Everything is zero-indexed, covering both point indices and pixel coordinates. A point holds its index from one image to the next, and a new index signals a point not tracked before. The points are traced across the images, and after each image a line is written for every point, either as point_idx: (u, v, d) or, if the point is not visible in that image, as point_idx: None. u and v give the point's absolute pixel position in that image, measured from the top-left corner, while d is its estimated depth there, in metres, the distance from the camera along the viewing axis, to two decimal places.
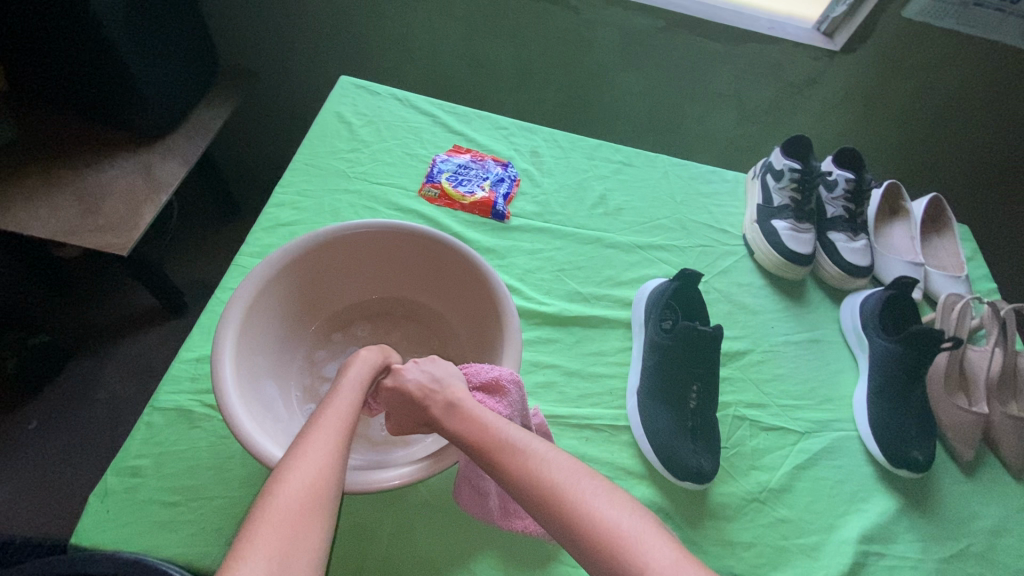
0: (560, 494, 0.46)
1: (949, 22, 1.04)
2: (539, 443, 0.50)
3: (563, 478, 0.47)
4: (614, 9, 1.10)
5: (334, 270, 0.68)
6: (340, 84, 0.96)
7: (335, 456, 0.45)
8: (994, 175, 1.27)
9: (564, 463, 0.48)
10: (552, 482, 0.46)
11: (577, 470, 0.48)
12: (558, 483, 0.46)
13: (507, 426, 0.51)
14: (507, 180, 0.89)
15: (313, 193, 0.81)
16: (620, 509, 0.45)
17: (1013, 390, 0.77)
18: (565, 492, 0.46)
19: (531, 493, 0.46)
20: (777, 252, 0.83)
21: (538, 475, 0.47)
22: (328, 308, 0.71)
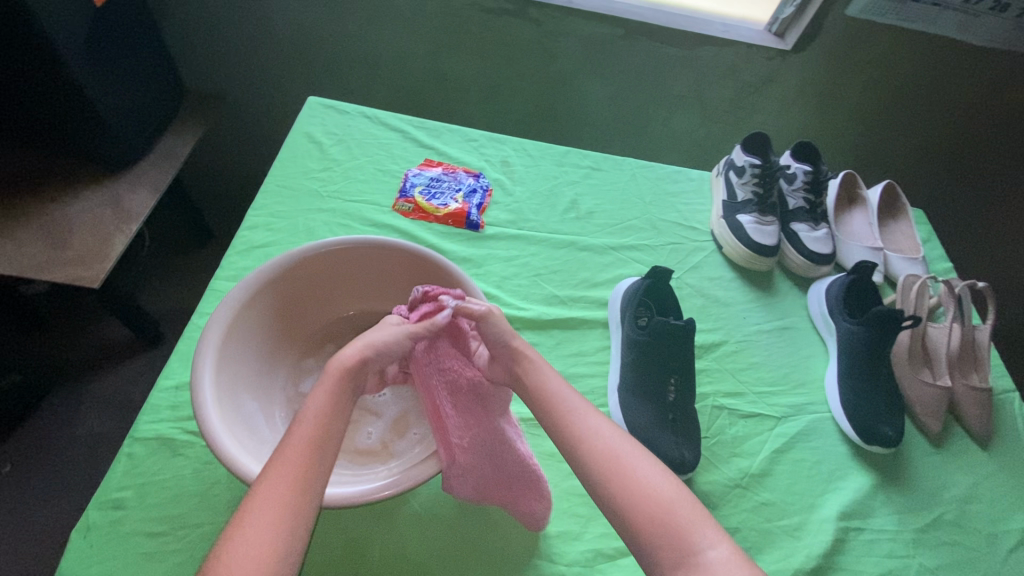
0: (621, 468, 0.50)
1: (890, 19, 1.09)
2: (612, 432, 0.53)
3: (627, 459, 0.50)
4: (573, 19, 1.13)
5: (313, 288, 0.68)
6: (308, 105, 0.97)
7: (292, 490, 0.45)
8: (945, 161, 1.33)
9: (629, 446, 0.51)
10: (619, 460, 0.50)
11: (645, 457, 0.51)
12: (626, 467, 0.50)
13: (586, 413, 0.54)
14: (480, 191, 0.90)
15: (287, 214, 0.82)
16: (676, 491, 0.49)
17: (973, 363, 0.80)
18: (630, 470, 0.49)
19: (598, 471, 0.50)
20: (743, 245, 0.86)
21: (608, 449, 0.51)
22: (310, 326, 0.70)
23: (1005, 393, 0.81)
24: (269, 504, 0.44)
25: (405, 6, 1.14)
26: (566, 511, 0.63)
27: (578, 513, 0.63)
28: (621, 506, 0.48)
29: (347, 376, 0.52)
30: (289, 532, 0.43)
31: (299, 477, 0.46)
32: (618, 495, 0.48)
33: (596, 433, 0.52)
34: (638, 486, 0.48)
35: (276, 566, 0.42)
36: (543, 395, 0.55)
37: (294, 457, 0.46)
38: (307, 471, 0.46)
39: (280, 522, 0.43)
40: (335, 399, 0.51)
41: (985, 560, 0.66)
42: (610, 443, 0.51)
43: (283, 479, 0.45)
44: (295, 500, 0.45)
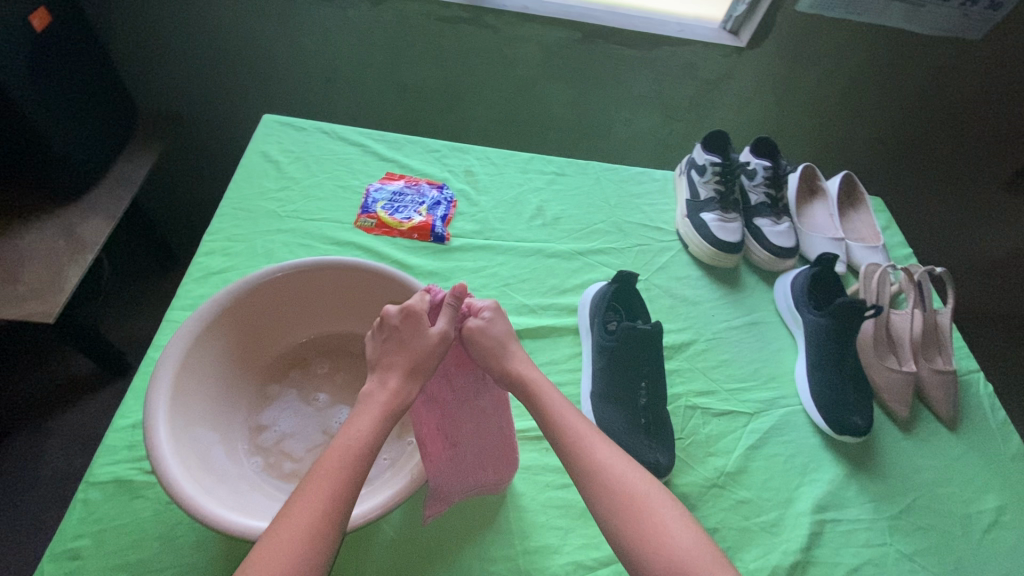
0: (637, 504, 0.50)
1: (839, 13, 1.11)
2: (629, 466, 0.53)
3: (645, 498, 0.50)
4: (531, 24, 1.13)
5: (271, 315, 0.66)
6: (264, 123, 0.94)
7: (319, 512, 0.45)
8: (901, 148, 1.37)
9: (647, 485, 0.51)
10: (634, 497, 0.50)
11: (663, 497, 0.51)
12: (641, 504, 0.50)
13: (603, 444, 0.54)
14: (444, 202, 0.89)
15: (245, 237, 0.79)
16: (690, 531, 0.48)
17: (936, 346, 0.82)
18: (647, 510, 0.49)
19: (612, 506, 0.50)
20: (708, 243, 0.87)
21: (626, 486, 0.51)
22: (270, 353, 0.68)
23: (968, 374, 0.83)
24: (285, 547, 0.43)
25: (360, 18, 1.12)
26: (545, 524, 0.62)
27: (557, 525, 0.62)
28: (632, 545, 0.48)
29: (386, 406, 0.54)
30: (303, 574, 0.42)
31: (323, 518, 0.45)
32: (631, 534, 0.48)
33: (613, 468, 0.52)
34: (654, 523, 0.49)
35: None
36: (558, 423, 0.55)
37: (316, 495, 0.46)
38: (328, 511, 0.45)
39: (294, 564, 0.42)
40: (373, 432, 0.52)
41: (960, 542, 0.68)
42: (628, 479, 0.51)
43: (304, 522, 0.45)
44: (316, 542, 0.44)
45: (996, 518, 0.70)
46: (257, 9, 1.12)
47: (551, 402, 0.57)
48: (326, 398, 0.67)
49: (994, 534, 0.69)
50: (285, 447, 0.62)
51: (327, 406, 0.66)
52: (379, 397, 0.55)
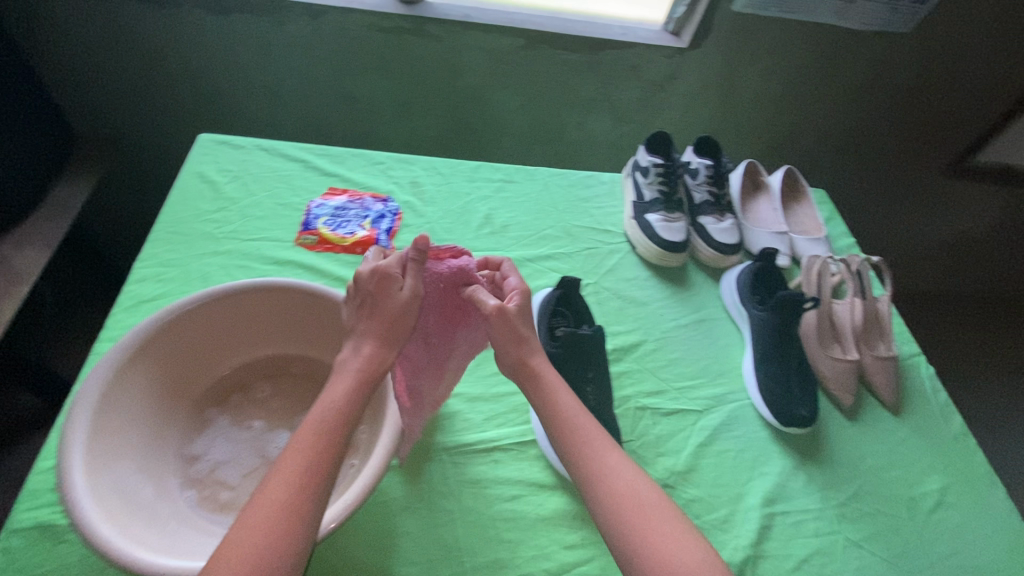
0: (638, 512, 0.50)
1: (773, 12, 1.13)
2: (633, 475, 0.52)
3: (651, 509, 0.50)
4: (473, 32, 1.13)
5: (200, 342, 0.64)
6: (199, 143, 0.92)
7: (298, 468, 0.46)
8: (845, 140, 1.41)
9: (656, 498, 0.50)
10: (636, 508, 0.50)
11: (670, 510, 0.50)
12: (642, 513, 0.49)
13: (608, 451, 0.54)
14: (389, 215, 0.87)
15: (179, 261, 0.77)
16: (692, 543, 0.48)
17: (878, 333, 0.84)
18: (651, 521, 0.49)
19: (613, 515, 0.50)
20: (654, 244, 0.88)
21: (630, 495, 0.51)
22: (203, 381, 0.66)
23: (911, 358, 0.86)
24: (261, 524, 0.43)
25: (299, 32, 1.11)
26: (495, 538, 0.61)
27: (508, 537, 0.61)
28: (631, 554, 0.48)
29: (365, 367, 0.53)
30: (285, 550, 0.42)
31: (304, 489, 0.45)
32: (632, 543, 0.48)
33: (620, 477, 0.52)
34: (654, 533, 0.48)
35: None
36: (568, 425, 0.55)
37: (294, 469, 0.46)
38: (308, 484, 0.46)
39: (275, 539, 0.43)
40: (356, 395, 0.52)
41: (906, 525, 0.69)
42: (633, 489, 0.51)
43: (283, 497, 0.45)
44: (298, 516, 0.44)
45: (941, 499, 0.72)
46: (191, 26, 1.09)
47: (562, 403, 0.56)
48: (262, 424, 0.65)
49: (939, 514, 0.70)
50: (218, 476, 0.60)
51: (264, 431, 0.65)
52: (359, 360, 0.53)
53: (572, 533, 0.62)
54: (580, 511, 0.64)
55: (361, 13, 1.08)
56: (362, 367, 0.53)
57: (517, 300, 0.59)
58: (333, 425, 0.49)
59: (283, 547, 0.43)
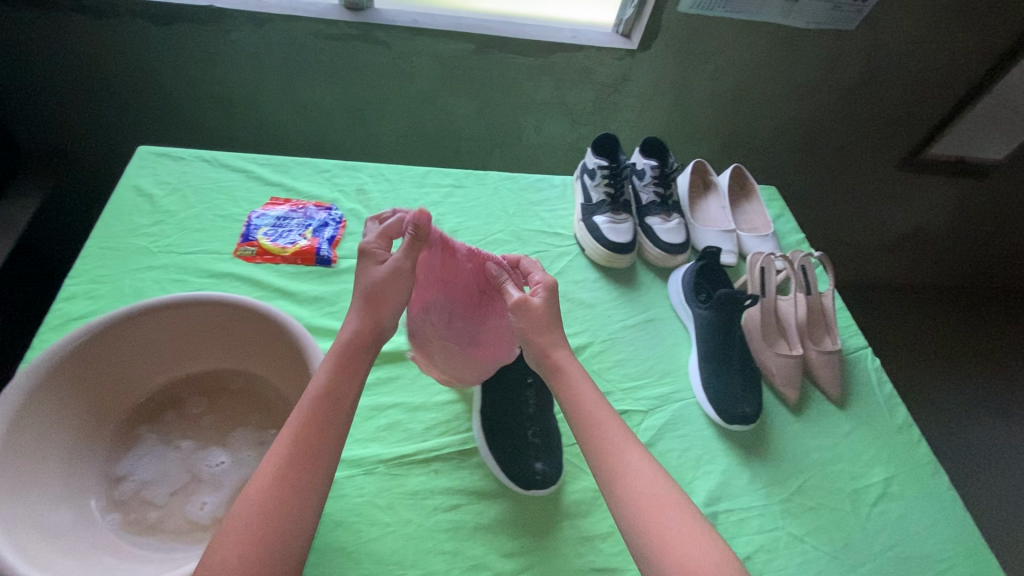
0: (652, 505, 0.51)
1: (719, 12, 1.14)
2: (649, 472, 0.54)
3: (669, 508, 0.51)
4: (423, 38, 1.12)
5: (122, 360, 0.61)
6: (138, 155, 0.90)
7: (292, 446, 0.49)
8: (800, 137, 1.43)
9: (670, 493, 0.52)
10: (649, 503, 0.51)
11: (689, 510, 0.51)
12: (655, 507, 0.51)
13: (626, 448, 0.55)
14: (332, 223, 0.86)
15: (112, 277, 0.75)
16: (703, 535, 0.49)
17: (823, 328, 0.85)
18: (669, 519, 0.50)
19: (630, 508, 0.52)
20: (600, 246, 0.88)
21: (646, 491, 0.52)
22: (127, 400, 0.63)
23: (857, 351, 0.87)
24: (245, 518, 0.45)
25: (244, 41, 1.09)
26: (432, 550, 0.59)
27: (446, 548, 0.60)
28: (644, 545, 0.50)
29: (345, 348, 0.56)
30: (268, 544, 0.44)
31: (295, 471, 0.48)
32: (648, 538, 0.50)
33: (640, 476, 0.53)
34: (667, 524, 0.50)
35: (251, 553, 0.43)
36: (590, 426, 0.57)
37: (283, 447, 0.49)
38: (290, 475, 0.47)
39: (259, 532, 0.44)
40: (339, 378, 0.54)
41: (850, 518, 0.69)
42: (649, 485, 0.53)
43: (266, 491, 0.46)
44: (282, 508, 0.46)
45: (883, 490, 0.72)
46: (133, 36, 1.06)
47: (584, 401, 0.58)
48: (192, 443, 0.62)
49: (882, 506, 0.71)
50: (145, 496, 0.58)
51: (194, 449, 0.62)
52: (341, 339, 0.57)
53: (511, 541, 0.61)
54: (521, 518, 0.63)
55: (307, 20, 1.07)
56: (347, 338, 0.57)
57: (541, 295, 0.62)
58: (317, 414, 0.51)
59: (265, 540, 0.44)
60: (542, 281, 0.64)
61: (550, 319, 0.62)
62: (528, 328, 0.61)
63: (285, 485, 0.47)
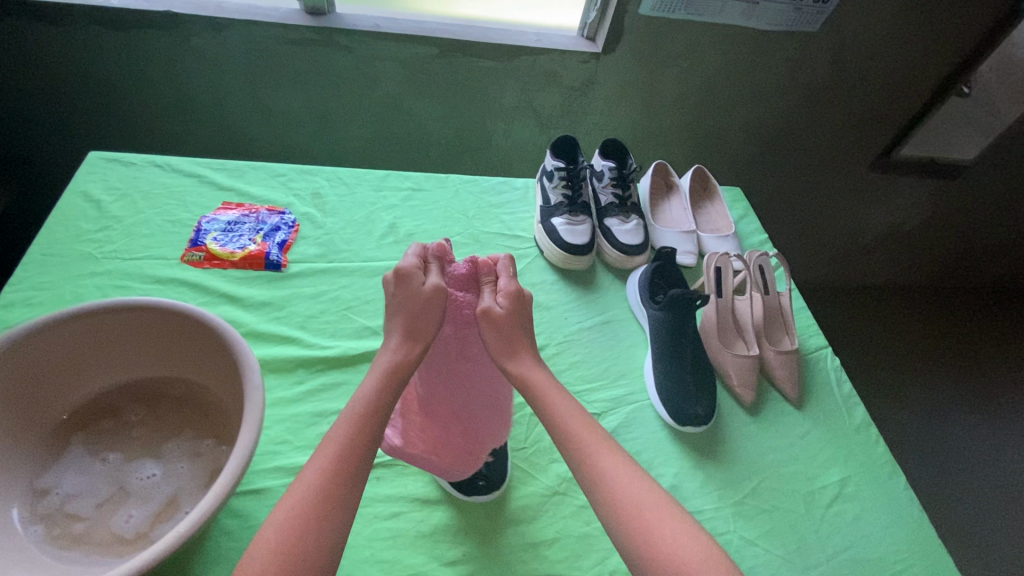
0: (634, 505, 0.50)
1: (680, 14, 1.14)
2: (628, 472, 0.52)
3: (653, 508, 0.50)
4: (385, 42, 1.12)
5: (47, 367, 0.58)
6: (88, 161, 0.88)
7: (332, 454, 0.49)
8: (770, 139, 1.43)
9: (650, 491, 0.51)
10: (632, 503, 0.50)
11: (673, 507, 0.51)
12: (638, 506, 0.50)
13: (602, 449, 0.54)
14: (284, 227, 0.85)
15: (52, 284, 0.73)
16: (689, 531, 0.48)
17: (782, 328, 0.85)
18: (655, 518, 0.49)
19: (614, 510, 0.51)
20: (557, 248, 0.87)
21: (626, 492, 0.51)
22: (54, 410, 0.60)
23: (817, 351, 0.86)
24: (286, 530, 0.44)
25: (204, 46, 1.08)
26: (369, 559, 0.57)
27: (384, 557, 0.58)
28: (633, 546, 0.49)
29: (394, 364, 0.55)
30: (311, 555, 0.44)
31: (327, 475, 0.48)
32: (638, 541, 0.48)
33: (618, 476, 0.52)
34: (655, 522, 0.49)
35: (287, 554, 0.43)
36: (564, 430, 0.55)
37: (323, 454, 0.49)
38: (325, 485, 0.47)
39: (291, 549, 0.43)
40: (383, 393, 0.53)
41: (805, 519, 0.68)
42: (629, 486, 0.51)
43: (302, 503, 0.46)
44: (322, 519, 0.45)
45: (839, 491, 0.71)
46: (91, 42, 1.05)
47: (557, 407, 0.56)
48: (120, 455, 0.59)
49: (837, 507, 0.69)
50: (70, 509, 0.55)
51: (122, 462, 0.59)
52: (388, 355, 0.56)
53: (452, 548, 0.59)
54: (464, 526, 0.61)
55: (266, 25, 1.06)
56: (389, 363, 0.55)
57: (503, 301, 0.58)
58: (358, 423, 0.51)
59: (307, 551, 0.44)
60: (506, 287, 0.59)
61: (512, 326, 0.58)
62: (496, 339, 0.57)
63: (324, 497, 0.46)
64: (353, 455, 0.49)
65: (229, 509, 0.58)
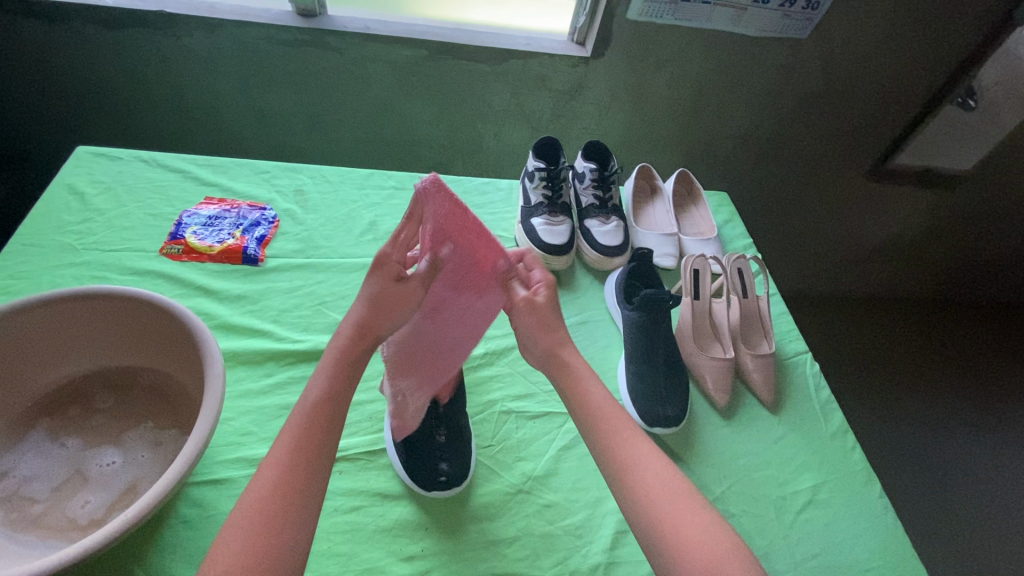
0: (654, 494, 0.51)
1: (669, 20, 1.14)
2: (650, 461, 0.53)
3: (675, 500, 0.50)
4: (374, 44, 1.13)
5: (11, 352, 0.59)
6: (76, 155, 0.90)
7: (297, 440, 0.48)
8: (763, 145, 1.43)
9: (672, 481, 0.52)
10: (652, 493, 0.51)
11: (696, 501, 0.51)
12: (657, 495, 0.51)
13: (627, 437, 0.55)
14: (264, 223, 0.86)
15: (29, 273, 0.74)
16: (708, 522, 0.49)
17: (759, 332, 0.84)
18: (678, 516, 0.49)
19: (636, 497, 0.51)
20: (536, 248, 0.87)
21: (648, 481, 0.52)
22: (19, 395, 0.60)
23: (795, 356, 0.85)
24: (248, 518, 0.43)
25: (196, 46, 1.09)
26: (325, 553, 0.57)
27: (340, 550, 0.57)
28: (650, 534, 0.49)
29: (344, 350, 0.55)
30: (273, 544, 0.43)
31: (303, 456, 0.48)
32: (658, 529, 0.49)
33: (643, 464, 0.53)
34: (673, 512, 0.50)
35: (262, 533, 0.43)
36: (593, 416, 0.56)
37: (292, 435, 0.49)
38: (298, 466, 0.47)
39: (263, 530, 0.43)
40: (338, 378, 0.53)
41: (775, 524, 0.67)
42: (650, 475, 0.52)
43: (273, 485, 0.46)
44: (285, 507, 0.45)
45: (812, 497, 0.69)
46: (86, 41, 1.07)
47: (591, 398, 0.57)
48: (81, 442, 0.60)
49: (808, 513, 0.68)
50: (26, 492, 0.55)
51: (82, 448, 0.60)
52: (337, 343, 0.56)
53: (411, 544, 0.59)
54: (423, 521, 0.61)
55: (257, 25, 1.08)
56: (337, 353, 0.55)
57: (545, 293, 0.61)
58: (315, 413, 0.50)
59: (270, 539, 0.43)
60: (542, 278, 0.62)
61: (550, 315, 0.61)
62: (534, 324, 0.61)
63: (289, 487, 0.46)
64: (311, 439, 0.49)
65: (188, 498, 0.58)
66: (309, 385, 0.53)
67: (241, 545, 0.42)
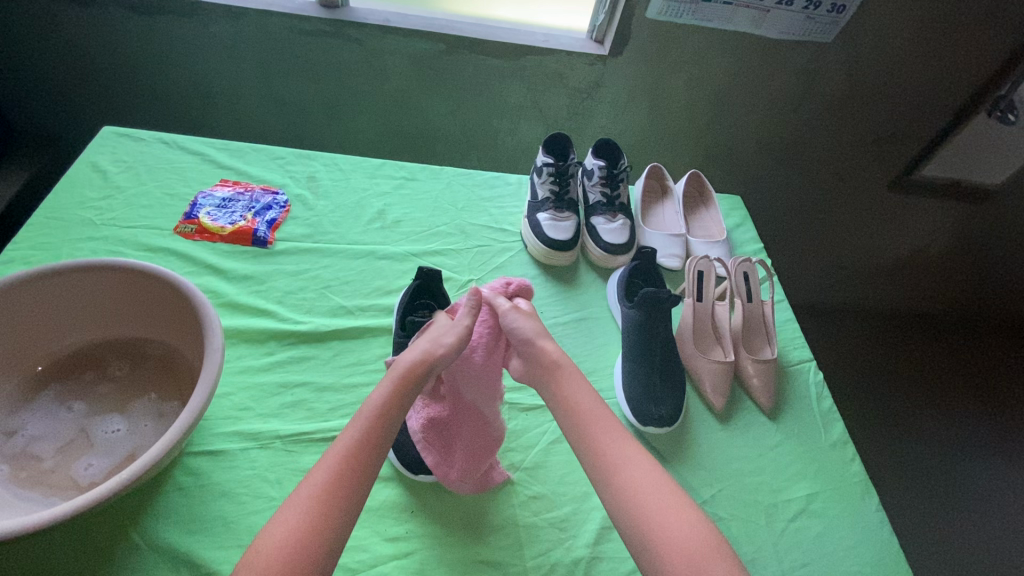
0: (636, 493, 0.51)
1: (688, 19, 1.13)
2: (632, 460, 0.53)
3: (658, 498, 0.50)
4: (393, 36, 1.14)
5: (24, 318, 0.61)
6: (102, 135, 0.93)
7: (353, 452, 0.49)
8: (782, 148, 1.40)
9: (653, 479, 0.52)
10: (634, 493, 0.51)
11: (675, 497, 0.51)
12: (638, 493, 0.51)
13: (611, 440, 0.55)
14: (275, 207, 0.88)
15: (50, 244, 0.77)
16: (688, 520, 0.49)
17: (763, 337, 0.83)
18: (670, 517, 0.49)
19: (622, 498, 0.51)
20: (540, 242, 0.87)
21: (631, 481, 0.52)
22: (30, 360, 0.63)
23: (799, 364, 0.84)
24: (287, 524, 0.45)
25: (221, 33, 1.12)
26: None
27: None
28: (635, 533, 0.50)
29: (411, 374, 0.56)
30: (311, 554, 0.44)
31: (347, 460, 0.49)
32: (642, 528, 0.49)
33: (627, 465, 0.53)
34: (657, 509, 0.50)
35: (302, 531, 0.44)
36: (578, 418, 0.57)
37: (344, 442, 0.50)
38: (346, 473, 0.48)
39: (303, 529, 0.45)
40: (395, 399, 0.54)
41: (765, 531, 0.65)
42: (630, 475, 0.52)
43: (313, 485, 0.47)
44: (321, 512, 0.46)
45: (805, 506, 0.68)
46: (117, 25, 1.11)
47: (578, 400, 0.58)
48: (86, 407, 0.62)
49: (800, 523, 0.67)
50: (33, 451, 0.57)
51: (86, 413, 0.62)
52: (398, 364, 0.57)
53: (396, 525, 0.60)
54: (409, 504, 0.62)
55: (281, 15, 1.10)
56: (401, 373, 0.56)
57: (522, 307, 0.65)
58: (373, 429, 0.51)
59: (308, 545, 0.44)
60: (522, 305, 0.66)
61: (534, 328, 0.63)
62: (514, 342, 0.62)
63: (331, 497, 0.47)
64: (368, 449, 0.50)
65: (185, 467, 0.60)
66: (372, 397, 0.54)
67: (282, 543, 0.44)
